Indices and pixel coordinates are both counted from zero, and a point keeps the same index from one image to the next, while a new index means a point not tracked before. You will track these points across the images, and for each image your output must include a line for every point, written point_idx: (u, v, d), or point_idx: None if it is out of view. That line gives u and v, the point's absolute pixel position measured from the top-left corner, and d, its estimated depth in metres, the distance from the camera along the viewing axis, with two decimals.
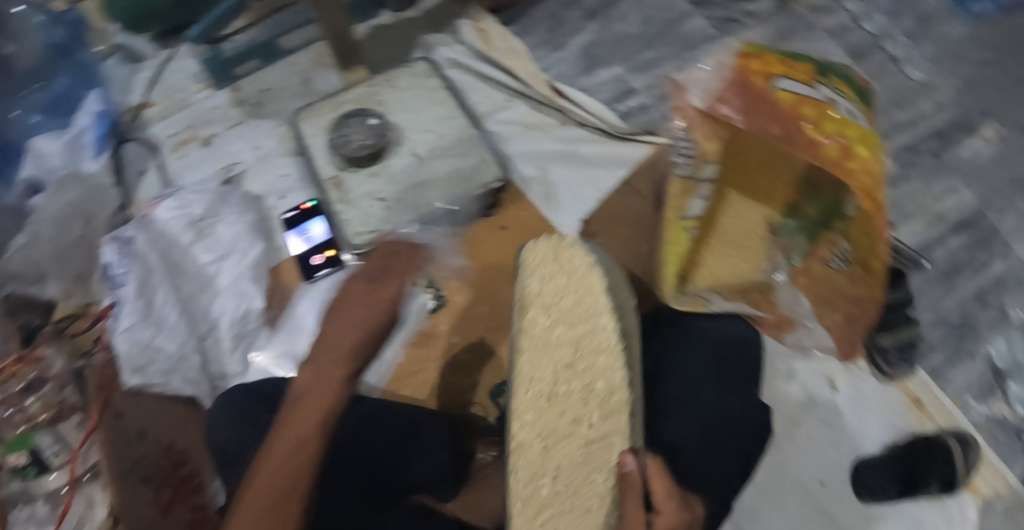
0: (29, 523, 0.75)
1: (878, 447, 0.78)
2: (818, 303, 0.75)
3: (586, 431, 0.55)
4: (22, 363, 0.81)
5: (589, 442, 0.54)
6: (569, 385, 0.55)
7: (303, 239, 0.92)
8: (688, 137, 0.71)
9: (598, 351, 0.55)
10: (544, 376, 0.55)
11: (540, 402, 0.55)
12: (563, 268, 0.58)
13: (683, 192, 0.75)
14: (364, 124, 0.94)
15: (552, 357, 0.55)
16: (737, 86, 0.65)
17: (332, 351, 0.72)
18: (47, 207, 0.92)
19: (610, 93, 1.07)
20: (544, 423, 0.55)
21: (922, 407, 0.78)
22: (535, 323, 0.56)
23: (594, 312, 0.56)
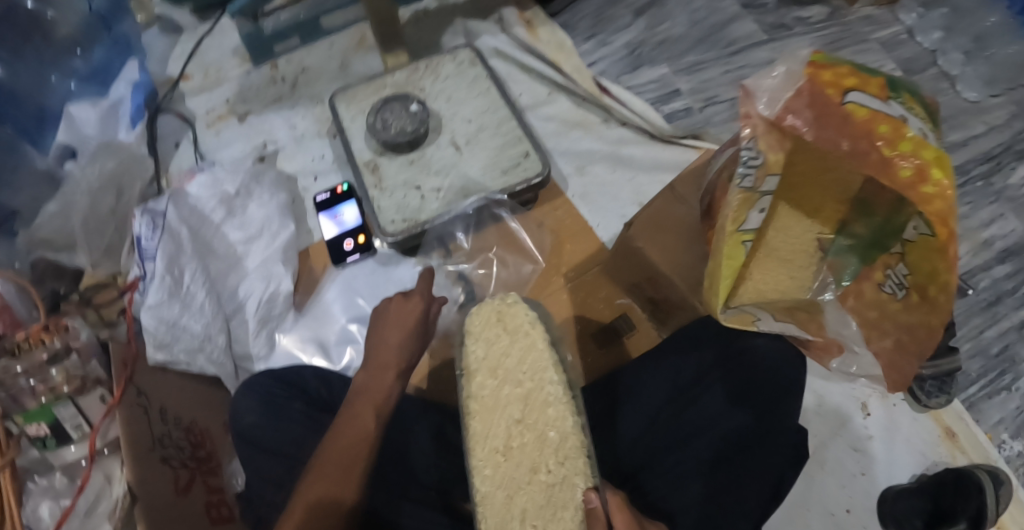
0: (47, 495, 0.68)
1: (907, 477, 0.85)
2: (871, 329, 0.69)
3: (545, 477, 0.57)
4: (49, 332, 0.67)
5: (550, 486, 0.57)
6: (522, 439, 0.59)
7: (335, 222, 0.92)
8: (753, 144, 0.61)
9: (547, 403, 0.60)
10: (498, 433, 0.59)
11: (497, 457, 0.59)
12: (506, 332, 0.65)
13: (743, 204, 0.64)
14: (405, 110, 0.91)
15: (504, 415, 0.60)
16: (806, 97, 0.58)
17: (381, 352, 0.67)
18: (82, 177, 0.86)
19: (654, 94, 1.06)
20: (503, 475, 0.58)
21: (954, 439, 0.86)
22: (482, 388, 0.62)
23: (539, 370, 0.61)
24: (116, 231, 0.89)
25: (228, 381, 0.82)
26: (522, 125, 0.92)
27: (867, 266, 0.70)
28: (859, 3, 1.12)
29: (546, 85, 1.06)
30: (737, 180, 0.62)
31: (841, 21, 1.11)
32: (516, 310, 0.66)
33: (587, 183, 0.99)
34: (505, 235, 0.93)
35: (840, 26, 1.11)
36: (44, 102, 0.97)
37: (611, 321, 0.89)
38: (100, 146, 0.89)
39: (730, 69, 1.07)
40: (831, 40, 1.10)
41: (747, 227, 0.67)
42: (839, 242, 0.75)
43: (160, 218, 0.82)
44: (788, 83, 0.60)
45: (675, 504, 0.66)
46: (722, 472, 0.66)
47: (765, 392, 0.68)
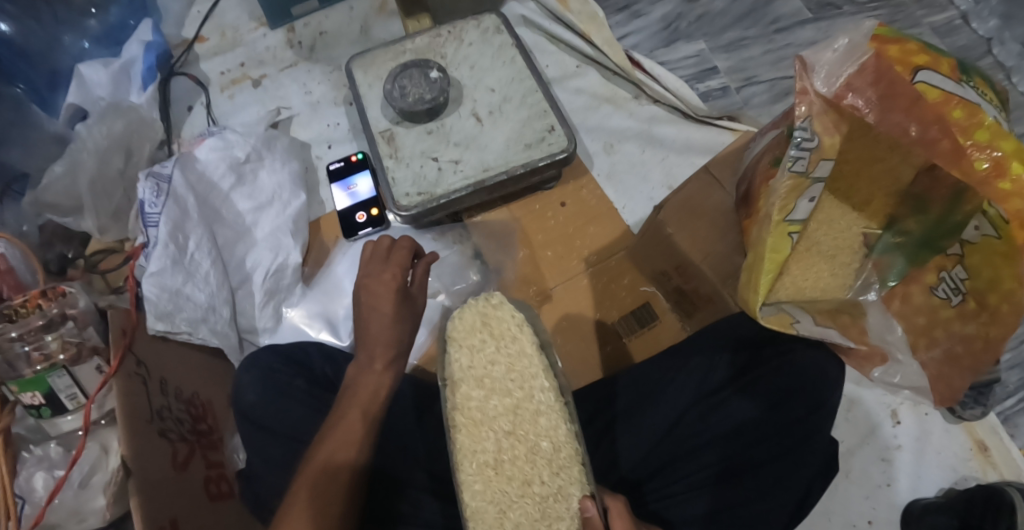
0: (41, 466, 0.67)
1: (934, 491, 0.80)
2: (919, 335, 0.63)
3: (537, 489, 0.58)
4: (47, 299, 0.66)
5: (542, 499, 0.57)
6: (512, 451, 0.59)
7: (348, 193, 0.89)
8: (807, 124, 0.57)
9: (537, 414, 0.59)
10: (487, 446, 0.59)
11: (487, 471, 0.59)
12: (493, 337, 0.63)
13: (793, 190, 0.59)
14: (424, 77, 0.85)
15: (492, 428, 0.60)
16: (872, 73, 0.54)
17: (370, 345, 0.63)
18: (88, 136, 0.81)
19: (690, 71, 0.99)
20: (494, 489, 0.58)
21: (987, 453, 0.81)
22: (470, 398, 0.61)
23: (528, 378, 0.61)
24: (125, 195, 0.85)
25: (230, 353, 0.80)
26: (548, 97, 0.86)
27: (917, 266, 0.66)
28: None
29: (574, 58, 1.00)
30: (788, 163, 0.58)
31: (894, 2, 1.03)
32: (502, 313, 0.64)
33: (615, 161, 0.93)
34: (525, 212, 0.90)
35: (892, 7, 1.02)
36: (57, 64, 0.93)
37: (634, 310, 0.83)
38: (108, 107, 0.84)
39: (772, 48, 0.99)
40: (883, 21, 1.01)
41: (794, 218, 0.62)
42: (885, 240, 0.70)
43: (165, 182, 0.78)
44: (850, 57, 0.55)
45: (676, 516, 0.64)
46: (733, 488, 0.63)
47: (803, 400, 0.64)
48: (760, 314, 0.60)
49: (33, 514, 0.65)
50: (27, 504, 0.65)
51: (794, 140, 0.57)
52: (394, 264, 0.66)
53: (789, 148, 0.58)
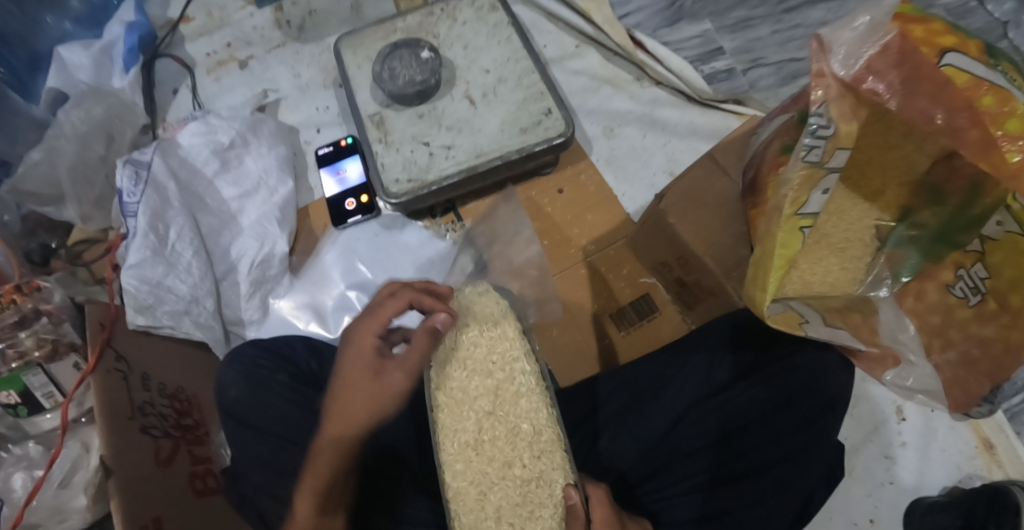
0: (20, 465, 0.67)
1: (937, 490, 0.77)
2: (933, 336, 0.60)
3: (519, 472, 0.57)
4: (22, 294, 0.64)
5: (523, 483, 0.56)
6: (493, 433, 0.58)
7: (337, 179, 0.86)
8: (823, 110, 0.52)
9: (517, 396, 0.59)
10: (468, 426, 0.58)
11: (468, 452, 0.57)
12: (477, 321, 0.62)
13: (806, 182, 0.54)
14: (415, 57, 0.82)
15: (473, 408, 0.58)
16: (894, 55, 0.50)
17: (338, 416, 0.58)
18: (66, 122, 0.77)
19: (694, 51, 0.94)
20: (474, 471, 0.57)
21: (993, 452, 0.78)
22: (450, 378, 0.59)
23: (508, 360, 0.60)
24: (108, 181, 0.82)
25: (217, 347, 0.78)
26: (545, 78, 0.82)
27: (934, 263, 0.63)
28: None
29: (573, 37, 0.95)
30: (802, 152, 0.53)
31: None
32: (487, 299, 0.63)
33: (615, 145, 0.89)
34: (519, 199, 0.86)
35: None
36: (37, 46, 0.89)
37: (633, 302, 0.81)
38: (86, 90, 0.80)
39: (780, 28, 0.94)
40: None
41: (806, 211, 0.57)
42: (899, 233, 0.67)
43: (145, 169, 0.76)
44: (871, 36, 0.50)
45: (674, 520, 0.62)
46: (733, 491, 0.61)
47: (810, 402, 0.62)
48: (770, 316, 0.56)
49: (12, 514, 0.64)
50: (7, 505, 0.65)
51: (809, 127, 0.52)
52: (375, 319, 0.59)
53: (803, 136, 0.53)
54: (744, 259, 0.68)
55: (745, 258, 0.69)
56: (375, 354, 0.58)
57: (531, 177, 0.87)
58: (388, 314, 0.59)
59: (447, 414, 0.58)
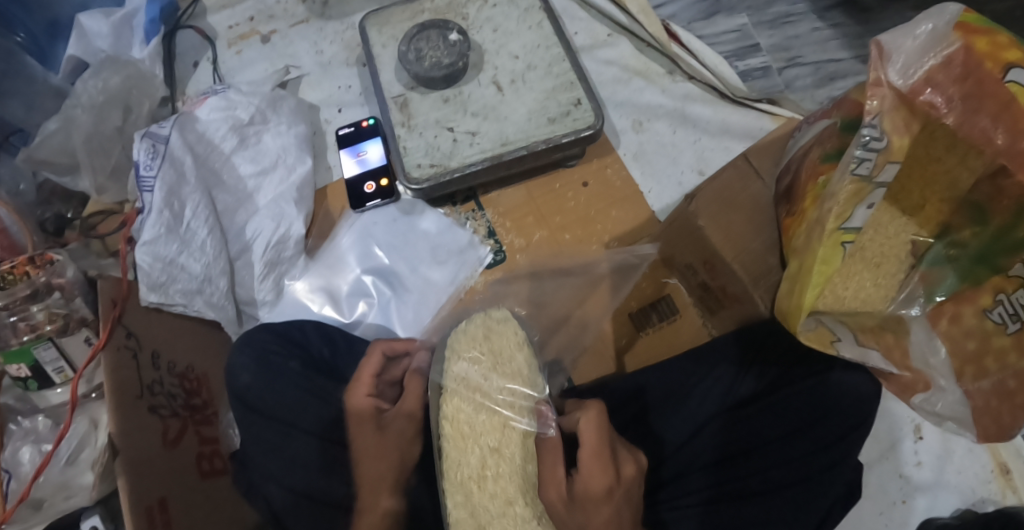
0: (28, 440, 0.67)
1: (950, 511, 0.75)
2: (967, 363, 0.58)
3: (518, 510, 0.59)
4: (35, 267, 0.63)
5: (520, 520, 0.59)
6: (496, 468, 0.60)
7: (357, 161, 0.84)
8: (876, 122, 0.50)
9: (526, 435, 0.61)
10: (472, 461, 0.61)
11: (469, 484, 0.60)
12: (491, 351, 0.65)
13: (853, 196, 0.53)
14: (443, 40, 0.79)
15: (478, 443, 0.61)
16: (958, 67, 0.49)
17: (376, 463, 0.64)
18: (83, 92, 0.77)
19: (729, 47, 0.91)
20: (473, 503, 0.60)
21: (1009, 476, 0.76)
22: (460, 410, 0.62)
23: (519, 398, 0.62)
24: (123, 152, 0.80)
25: (228, 326, 0.77)
26: (576, 67, 0.79)
27: (971, 285, 0.61)
28: None
29: (605, 26, 0.92)
30: (853, 164, 0.51)
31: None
32: (503, 328, 0.67)
33: (644, 140, 0.86)
34: (542, 192, 0.84)
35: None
36: (57, 12, 0.85)
37: (654, 303, 0.79)
38: (105, 59, 0.79)
39: (820, 27, 0.91)
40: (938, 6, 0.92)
41: (850, 226, 0.55)
42: (937, 251, 0.66)
43: (162, 143, 0.74)
44: (933, 46, 0.50)
45: None
46: (735, 509, 0.60)
47: (833, 425, 0.61)
48: (799, 335, 0.55)
49: (19, 489, 0.64)
50: (14, 479, 0.65)
51: (860, 139, 0.51)
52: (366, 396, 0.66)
53: (855, 148, 0.51)
54: (774, 267, 0.66)
55: (774, 267, 0.66)
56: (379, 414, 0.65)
57: (555, 169, 0.84)
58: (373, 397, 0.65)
59: (459, 451, 0.61)
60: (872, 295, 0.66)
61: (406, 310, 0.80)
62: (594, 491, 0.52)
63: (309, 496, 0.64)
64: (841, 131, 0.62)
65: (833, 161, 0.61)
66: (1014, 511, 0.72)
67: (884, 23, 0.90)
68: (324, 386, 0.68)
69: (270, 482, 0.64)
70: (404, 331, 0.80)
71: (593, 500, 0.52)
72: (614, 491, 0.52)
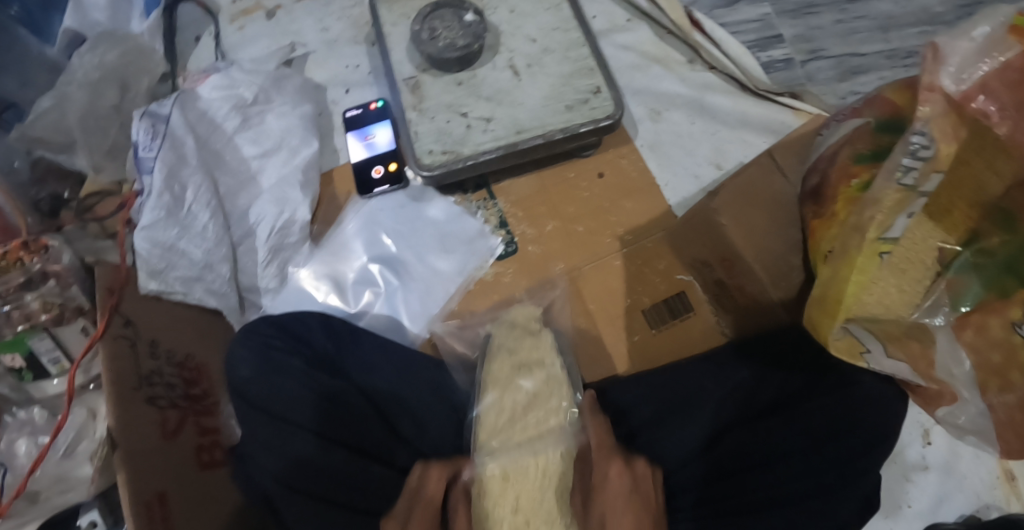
0: (23, 432, 0.64)
1: (955, 517, 0.75)
2: (991, 375, 0.57)
3: (544, 463, 0.68)
4: (29, 252, 0.61)
5: (544, 475, 0.68)
6: (526, 422, 0.70)
7: (365, 144, 0.81)
8: (926, 130, 0.50)
9: (553, 395, 0.70)
10: (501, 413, 0.69)
11: (502, 433, 0.69)
12: (524, 341, 0.73)
13: (896, 205, 0.52)
14: (458, 19, 0.75)
15: (510, 393, 0.71)
16: (1015, 74, 0.51)
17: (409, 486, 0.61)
18: (78, 67, 0.74)
19: (752, 36, 0.88)
20: (505, 454, 0.68)
21: (1015, 483, 0.76)
22: (495, 371, 0.71)
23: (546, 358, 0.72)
24: (120, 132, 0.78)
25: (229, 315, 0.73)
26: (596, 53, 0.76)
27: (999, 296, 0.59)
28: None
29: (624, 11, 0.89)
30: (900, 172, 0.51)
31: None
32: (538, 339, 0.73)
33: (660, 130, 0.83)
34: (555, 181, 0.81)
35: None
36: None
37: (667, 298, 0.73)
38: (102, 33, 0.76)
39: (843, 19, 0.88)
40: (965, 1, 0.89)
41: (890, 235, 0.53)
42: (964, 258, 0.61)
43: (162, 123, 0.71)
44: (987, 52, 0.51)
45: None
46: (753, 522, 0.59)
47: (848, 445, 0.60)
48: (833, 346, 0.55)
49: (15, 483, 0.62)
50: (10, 472, 0.63)
51: (908, 146, 0.51)
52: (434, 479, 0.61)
53: (902, 155, 0.51)
54: (796, 268, 0.66)
55: (796, 267, 0.66)
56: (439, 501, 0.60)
57: (569, 158, 0.81)
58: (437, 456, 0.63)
59: (490, 405, 0.70)
60: (897, 300, 0.62)
61: (412, 300, 0.78)
62: (612, 483, 0.57)
63: (311, 494, 0.61)
64: (874, 131, 0.60)
65: (866, 164, 0.59)
66: (1019, 518, 0.72)
67: (908, 16, 0.88)
68: (329, 382, 0.65)
69: (263, 463, 0.61)
70: (411, 324, 0.77)
71: (612, 490, 0.57)
72: (626, 476, 0.57)
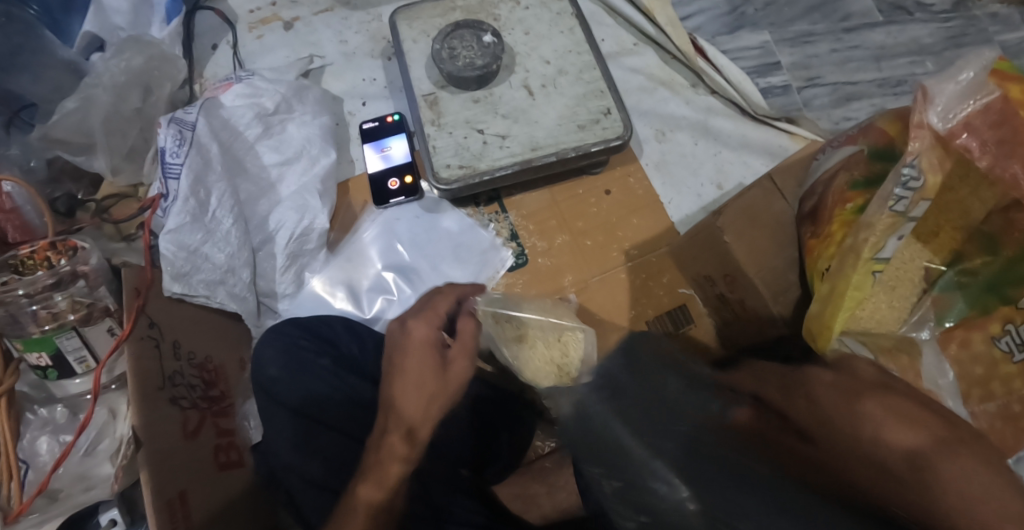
0: (45, 429, 0.66)
1: None
2: (974, 386, 0.62)
3: (557, 356, 0.64)
4: (57, 252, 0.63)
5: (552, 353, 0.65)
6: (545, 330, 0.67)
7: (380, 156, 0.84)
8: (916, 162, 0.55)
9: (563, 332, 0.66)
10: (533, 338, 0.66)
11: (517, 334, 0.67)
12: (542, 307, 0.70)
13: (888, 228, 0.57)
14: (477, 40, 0.79)
15: (527, 323, 0.67)
16: (996, 114, 0.53)
17: (403, 349, 0.60)
18: (105, 71, 0.75)
19: (752, 63, 0.94)
20: (524, 346, 0.66)
21: None
22: (516, 314, 0.68)
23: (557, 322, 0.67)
24: (140, 134, 0.80)
25: (248, 319, 0.76)
26: (606, 76, 0.80)
27: (980, 314, 0.63)
28: None
29: (632, 35, 0.94)
30: (891, 201, 0.55)
31: (967, 14, 0.97)
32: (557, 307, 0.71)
33: (666, 151, 0.88)
34: (566, 196, 0.84)
35: (964, 20, 0.97)
36: None
37: (670, 311, 0.74)
38: (126, 38, 0.77)
39: (839, 48, 0.94)
40: (953, 34, 0.96)
41: (881, 256, 0.59)
42: (948, 277, 0.66)
43: (189, 130, 0.73)
44: (971, 92, 0.54)
45: None
46: None
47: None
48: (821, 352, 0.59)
49: (36, 479, 0.64)
50: (31, 469, 0.64)
51: (900, 177, 0.55)
52: (431, 315, 0.63)
53: (894, 185, 0.55)
54: (793, 283, 0.71)
55: (793, 284, 0.71)
56: (434, 346, 0.61)
57: (579, 175, 0.85)
58: (444, 303, 0.64)
59: (502, 330, 0.67)
60: (884, 315, 0.66)
61: None
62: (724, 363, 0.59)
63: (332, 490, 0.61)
64: (868, 158, 0.65)
65: (861, 189, 0.64)
66: None
67: (899, 47, 0.95)
68: (356, 384, 0.68)
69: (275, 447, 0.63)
70: None
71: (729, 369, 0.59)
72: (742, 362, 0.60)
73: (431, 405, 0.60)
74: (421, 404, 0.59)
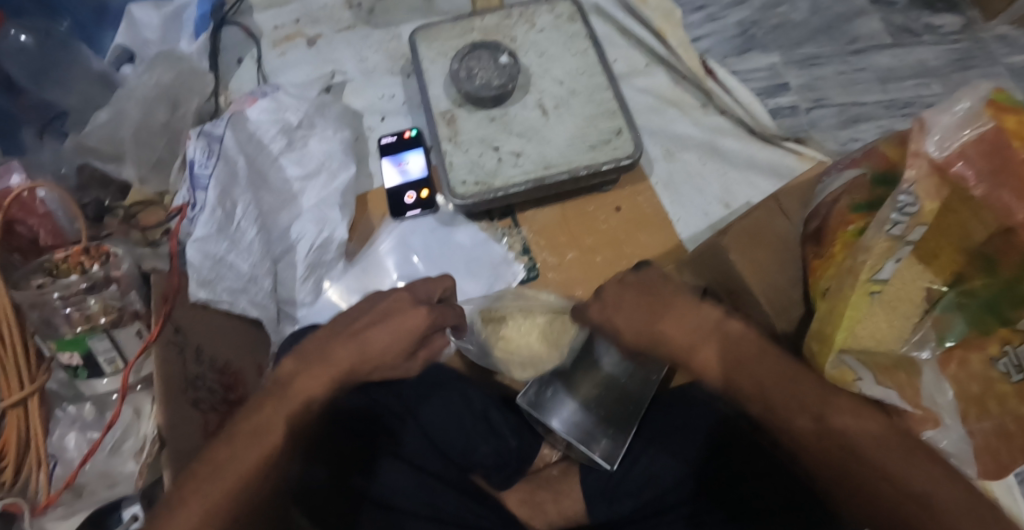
0: (72, 427, 0.69)
1: None
2: (970, 404, 0.64)
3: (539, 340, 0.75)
4: (89, 257, 0.66)
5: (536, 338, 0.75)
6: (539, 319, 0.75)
7: (399, 170, 0.87)
8: (910, 190, 0.58)
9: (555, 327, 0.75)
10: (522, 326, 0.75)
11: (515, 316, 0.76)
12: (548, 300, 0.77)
13: (884, 252, 0.60)
14: (494, 61, 0.82)
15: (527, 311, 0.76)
16: (988, 145, 0.57)
17: (390, 319, 0.57)
18: (136, 84, 0.79)
19: (761, 84, 0.96)
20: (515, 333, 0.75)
21: None
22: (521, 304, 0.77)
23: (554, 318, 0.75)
24: (168, 146, 0.83)
25: (267, 325, 0.78)
26: (618, 97, 0.83)
27: (980, 334, 0.64)
28: (996, 20, 1.01)
29: (643, 56, 0.97)
30: (889, 225, 0.59)
31: (974, 36, 1.00)
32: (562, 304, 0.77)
33: (674, 170, 0.90)
34: (576, 212, 0.87)
35: (971, 42, 0.99)
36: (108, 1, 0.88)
37: None
38: (158, 54, 0.81)
39: (845, 70, 0.97)
40: (960, 56, 0.98)
41: (879, 277, 0.62)
42: (949, 297, 0.66)
43: (217, 142, 0.77)
44: (967, 122, 0.58)
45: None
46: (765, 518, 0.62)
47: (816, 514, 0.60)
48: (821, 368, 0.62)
49: (64, 473, 0.68)
50: (60, 463, 0.68)
51: (896, 204, 0.59)
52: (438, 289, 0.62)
53: (890, 211, 0.59)
54: (796, 301, 0.73)
55: (796, 302, 0.73)
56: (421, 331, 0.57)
57: (590, 192, 0.88)
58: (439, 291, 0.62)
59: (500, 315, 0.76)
60: (886, 335, 0.67)
61: None
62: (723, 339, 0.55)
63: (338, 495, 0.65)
64: (870, 183, 0.67)
65: (863, 212, 0.66)
66: None
67: (906, 69, 0.97)
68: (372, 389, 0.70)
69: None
70: None
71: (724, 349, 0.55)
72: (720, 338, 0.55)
73: (354, 372, 0.57)
74: (353, 361, 0.56)
